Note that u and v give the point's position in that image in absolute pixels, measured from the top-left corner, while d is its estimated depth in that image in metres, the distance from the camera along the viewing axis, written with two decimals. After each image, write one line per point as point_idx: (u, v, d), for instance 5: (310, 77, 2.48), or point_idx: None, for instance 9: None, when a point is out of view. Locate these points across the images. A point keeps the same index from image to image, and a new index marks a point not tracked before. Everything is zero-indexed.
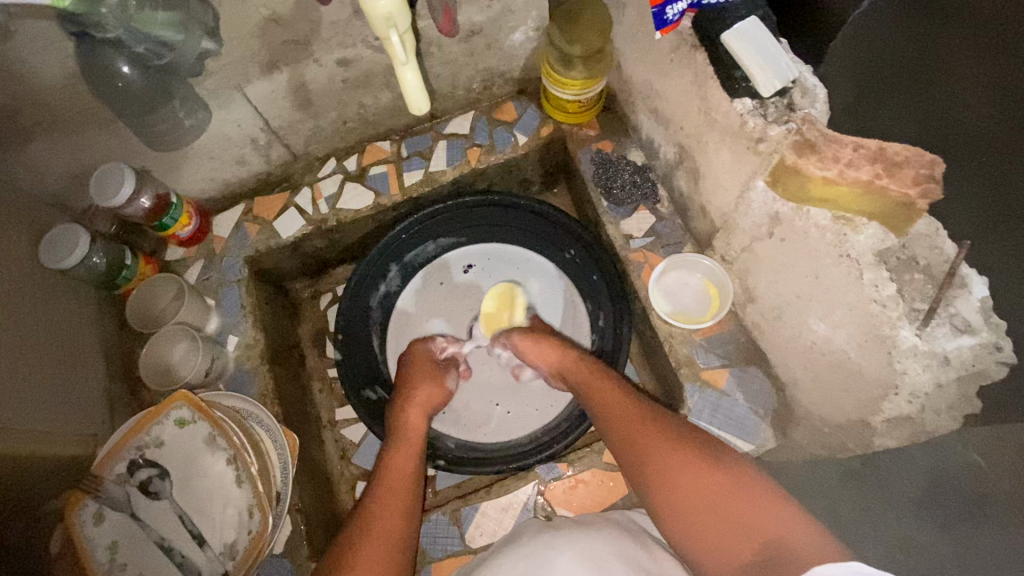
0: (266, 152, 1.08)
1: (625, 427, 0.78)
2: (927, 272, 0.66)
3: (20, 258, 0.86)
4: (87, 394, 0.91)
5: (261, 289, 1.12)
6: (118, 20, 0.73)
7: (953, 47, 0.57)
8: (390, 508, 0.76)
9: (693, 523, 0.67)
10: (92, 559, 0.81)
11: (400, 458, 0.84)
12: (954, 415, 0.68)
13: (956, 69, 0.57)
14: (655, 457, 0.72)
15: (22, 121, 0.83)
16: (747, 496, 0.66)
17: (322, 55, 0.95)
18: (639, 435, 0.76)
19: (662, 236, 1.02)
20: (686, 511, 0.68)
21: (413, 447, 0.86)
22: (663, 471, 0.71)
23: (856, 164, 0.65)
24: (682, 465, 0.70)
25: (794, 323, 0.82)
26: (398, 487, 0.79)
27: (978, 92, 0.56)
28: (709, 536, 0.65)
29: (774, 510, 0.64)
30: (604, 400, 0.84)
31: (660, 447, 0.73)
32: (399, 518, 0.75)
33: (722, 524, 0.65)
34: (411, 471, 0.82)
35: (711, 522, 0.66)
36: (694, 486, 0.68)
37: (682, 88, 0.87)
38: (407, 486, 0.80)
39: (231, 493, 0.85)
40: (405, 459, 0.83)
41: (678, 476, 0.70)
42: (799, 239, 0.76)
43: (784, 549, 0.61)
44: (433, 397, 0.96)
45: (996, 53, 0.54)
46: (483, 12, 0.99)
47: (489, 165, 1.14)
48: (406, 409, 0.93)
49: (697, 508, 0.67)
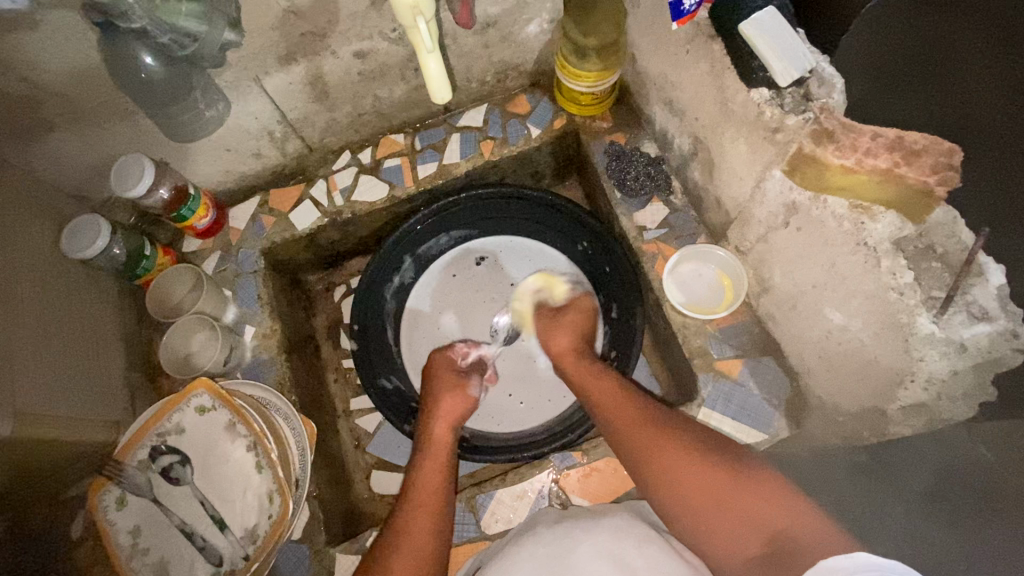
0: (282, 144, 1.09)
1: (638, 430, 0.76)
2: (945, 260, 0.66)
3: (44, 248, 0.88)
4: (110, 382, 0.93)
5: (276, 280, 1.13)
6: (144, 10, 0.76)
7: (960, 45, 0.58)
8: (418, 530, 0.75)
9: (693, 513, 0.68)
10: (114, 543, 0.82)
11: (430, 474, 0.82)
12: (969, 403, 0.67)
13: (963, 63, 0.58)
14: (662, 462, 0.72)
15: (45, 113, 0.86)
16: (753, 489, 0.66)
17: (340, 47, 0.96)
18: (650, 443, 0.74)
19: (676, 227, 1.03)
20: (687, 504, 0.69)
21: (441, 464, 0.84)
22: (667, 471, 0.71)
23: (874, 152, 0.66)
24: (685, 461, 0.71)
25: (809, 312, 0.83)
26: (425, 506, 0.78)
27: (984, 88, 0.57)
28: (708, 526, 0.67)
29: (780, 502, 0.65)
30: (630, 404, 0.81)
31: (676, 455, 0.72)
32: (429, 537, 0.75)
33: (722, 516, 0.66)
34: (440, 487, 0.80)
35: (712, 514, 0.67)
36: (698, 482, 0.69)
37: (699, 78, 0.88)
38: (437, 504, 0.78)
39: (251, 479, 0.87)
40: (434, 476, 0.82)
41: (682, 472, 0.70)
42: (815, 228, 0.77)
43: (791, 542, 0.61)
44: (459, 407, 0.94)
45: (1001, 49, 0.55)
46: (499, 3, 1.00)
47: (502, 157, 1.14)
48: (433, 422, 0.91)
49: (702, 506, 0.68)
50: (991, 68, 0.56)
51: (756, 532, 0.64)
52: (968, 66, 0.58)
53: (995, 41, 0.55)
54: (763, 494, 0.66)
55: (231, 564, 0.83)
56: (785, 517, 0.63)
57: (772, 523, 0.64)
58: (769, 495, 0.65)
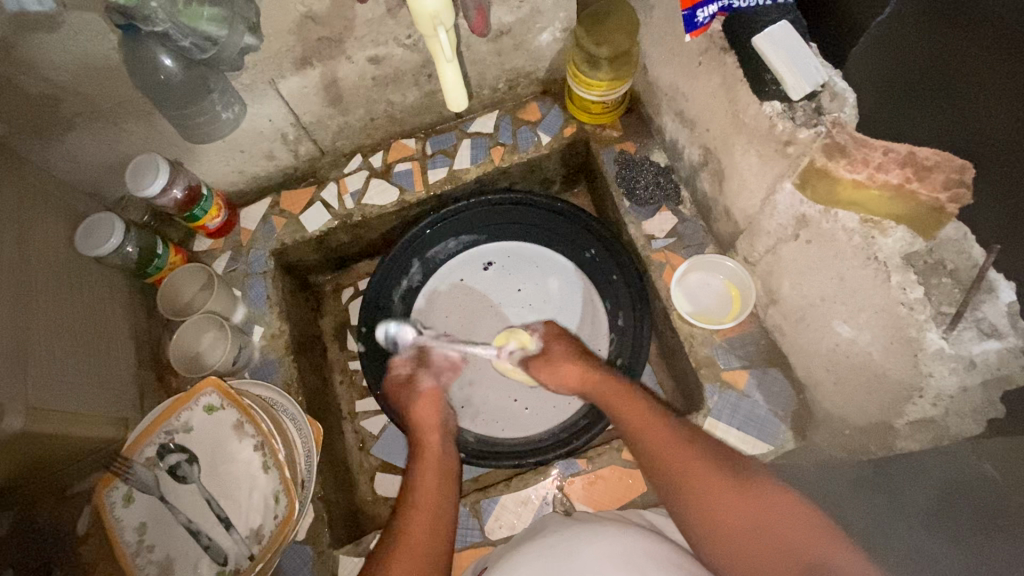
0: (295, 147, 1.10)
1: (666, 450, 0.75)
2: (954, 276, 0.67)
3: (58, 245, 0.89)
4: (120, 378, 0.94)
5: (285, 281, 1.13)
6: (167, 14, 0.76)
7: (965, 54, 0.57)
8: (417, 535, 0.72)
9: (725, 535, 0.68)
10: (120, 540, 0.83)
11: (424, 481, 0.78)
12: (977, 419, 0.68)
13: (968, 69, 0.58)
14: (693, 483, 0.71)
15: (64, 112, 0.87)
16: (782, 513, 0.67)
17: (355, 52, 0.97)
18: (685, 465, 0.73)
19: (684, 237, 1.03)
20: (718, 526, 0.69)
21: (436, 467, 0.80)
22: (702, 496, 0.70)
23: (885, 167, 0.66)
24: (715, 483, 0.70)
25: (817, 325, 0.84)
26: (422, 511, 0.74)
27: (991, 94, 0.57)
28: (738, 551, 0.67)
29: (808, 526, 0.66)
30: (649, 418, 0.79)
31: (708, 478, 0.71)
32: (429, 543, 0.71)
33: (752, 540, 0.67)
34: (437, 492, 0.77)
35: (742, 538, 0.67)
36: (732, 507, 0.69)
37: (710, 90, 0.88)
38: (437, 509, 0.75)
39: (258, 479, 0.87)
40: (429, 484, 0.78)
41: (712, 493, 0.70)
42: (825, 241, 0.77)
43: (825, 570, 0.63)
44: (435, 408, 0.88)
45: (1004, 58, 0.54)
46: (513, 12, 1.01)
47: (512, 164, 1.15)
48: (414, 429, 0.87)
49: (734, 529, 0.68)
50: (998, 76, 0.55)
51: (789, 561, 0.64)
52: (975, 73, 0.57)
53: (1000, 51, 0.54)
54: (795, 520, 0.67)
55: (235, 563, 0.83)
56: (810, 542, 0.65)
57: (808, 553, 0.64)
58: (798, 520, 0.67)
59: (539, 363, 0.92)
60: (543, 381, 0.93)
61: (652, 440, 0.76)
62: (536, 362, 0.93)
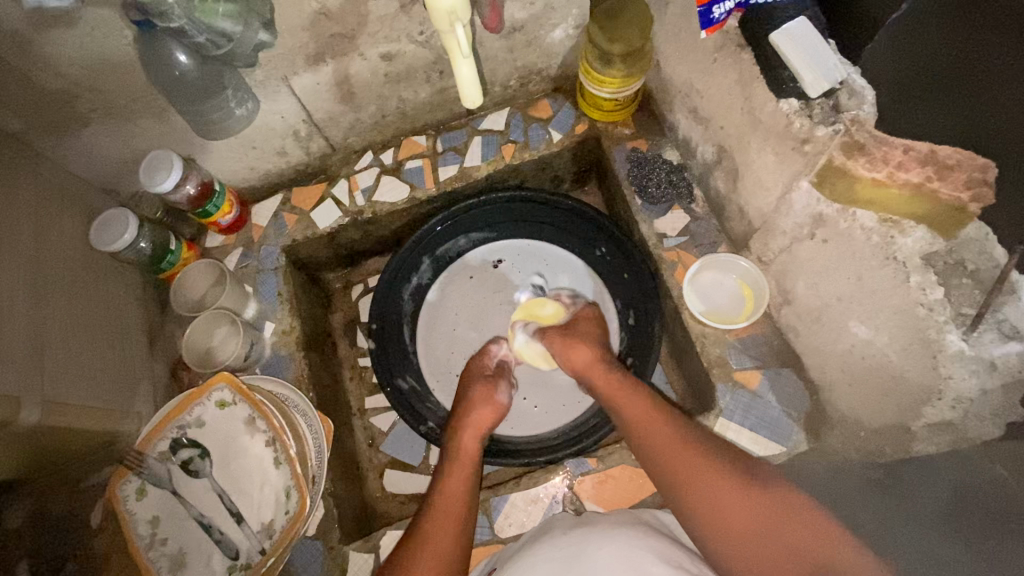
0: (307, 143, 1.10)
1: (660, 444, 0.76)
2: (975, 278, 0.66)
3: (73, 241, 0.90)
4: (133, 373, 0.94)
5: (296, 278, 1.14)
6: (183, 11, 0.78)
7: (984, 54, 0.57)
8: (440, 537, 0.75)
9: (727, 537, 0.68)
10: (133, 533, 0.83)
11: (454, 485, 0.81)
12: (997, 422, 0.67)
13: (985, 70, 0.58)
14: (688, 475, 0.72)
15: (79, 108, 0.88)
16: (794, 516, 0.67)
17: (367, 49, 0.96)
18: (678, 457, 0.74)
19: (696, 236, 1.02)
20: (725, 530, 0.68)
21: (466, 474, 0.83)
22: (700, 490, 0.71)
23: (906, 165, 0.65)
24: (715, 479, 0.71)
25: (832, 326, 0.83)
26: (449, 514, 0.77)
27: (1006, 96, 0.57)
28: (744, 553, 0.67)
29: (816, 527, 0.66)
30: (651, 419, 0.80)
31: (701, 469, 0.72)
32: (450, 543, 0.74)
33: (757, 537, 0.67)
34: (463, 495, 0.80)
35: (745, 534, 0.67)
36: (736, 502, 0.69)
37: (726, 87, 0.87)
38: (459, 511, 0.78)
39: (270, 475, 0.88)
40: (459, 485, 0.81)
41: (706, 489, 0.71)
42: (843, 240, 0.76)
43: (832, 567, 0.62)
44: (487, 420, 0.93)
45: (1016, 58, 0.54)
46: (526, 9, 1.00)
47: (523, 161, 1.15)
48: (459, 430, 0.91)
49: (735, 525, 0.68)
50: (1013, 76, 0.55)
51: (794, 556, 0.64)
52: (995, 73, 0.57)
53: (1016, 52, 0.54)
54: (804, 521, 0.66)
55: (247, 557, 0.84)
56: (819, 538, 0.65)
57: (813, 553, 0.64)
58: (809, 523, 0.66)
59: (558, 339, 0.98)
60: (562, 356, 0.96)
61: (654, 435, 0.77)
62: (558, 334, 0.99)
